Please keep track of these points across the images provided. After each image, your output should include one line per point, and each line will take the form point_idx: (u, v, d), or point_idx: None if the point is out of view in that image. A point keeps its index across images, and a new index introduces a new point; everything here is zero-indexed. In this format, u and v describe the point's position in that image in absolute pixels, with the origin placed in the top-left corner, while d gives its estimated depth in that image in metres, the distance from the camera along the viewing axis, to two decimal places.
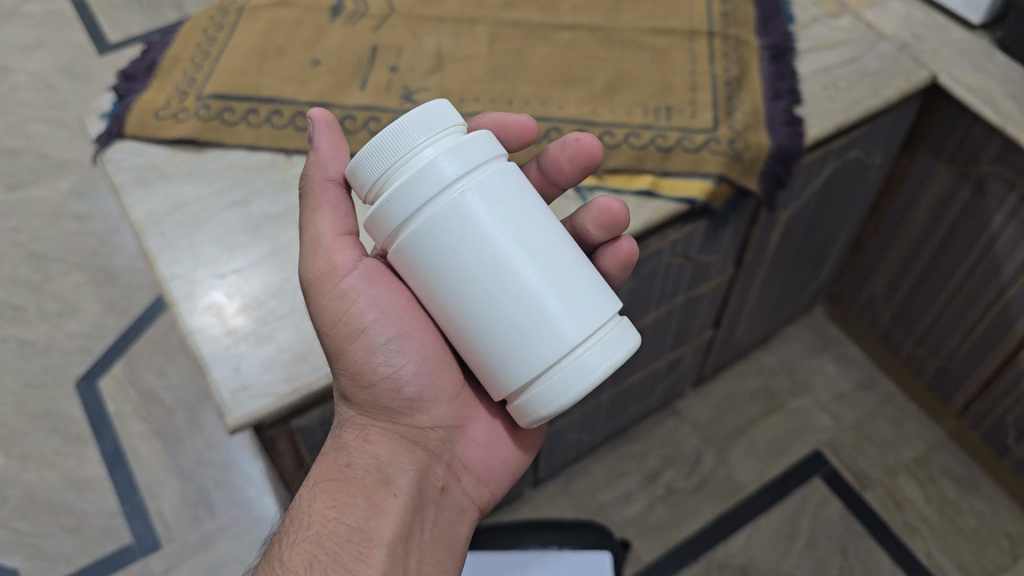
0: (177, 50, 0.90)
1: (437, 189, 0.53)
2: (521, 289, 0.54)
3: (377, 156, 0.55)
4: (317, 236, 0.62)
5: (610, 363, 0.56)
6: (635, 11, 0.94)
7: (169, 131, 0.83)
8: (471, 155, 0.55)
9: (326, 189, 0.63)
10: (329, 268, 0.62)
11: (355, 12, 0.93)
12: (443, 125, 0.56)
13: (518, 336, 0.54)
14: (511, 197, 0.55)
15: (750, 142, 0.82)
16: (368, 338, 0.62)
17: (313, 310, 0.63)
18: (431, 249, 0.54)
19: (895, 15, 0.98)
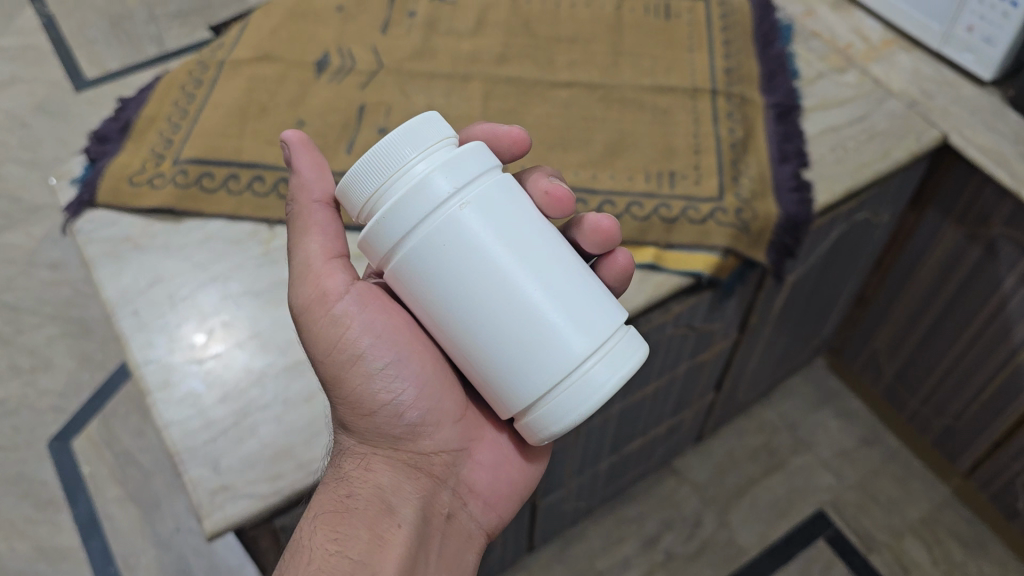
0: (153, 108, 0.86)
1: (432, 206, 0.50)
2: (527, 306, 0.50)
3: (365, 176, 0.51)
4: (307, 261, 0.59)
5: (621, 376, 0.52)
6: (634, 66, 0.89)
7: (144, 200, 0.78)
8: (464, 167, 0.51)
9: (312, 211, 0.59)
10: (319, 293, 0.59)
11: (341, 67, 0.88)
12: (433, 137, 0.52)
13: (523, 356, 0.51)
14: (508, 212, 0.51)
15: (758, 211, 0.79)
16: (364, 365, 0.59)
17: (307, 337, 0.60)
18: (427, 270, 0.51)
19: (903, 70, 0.94)
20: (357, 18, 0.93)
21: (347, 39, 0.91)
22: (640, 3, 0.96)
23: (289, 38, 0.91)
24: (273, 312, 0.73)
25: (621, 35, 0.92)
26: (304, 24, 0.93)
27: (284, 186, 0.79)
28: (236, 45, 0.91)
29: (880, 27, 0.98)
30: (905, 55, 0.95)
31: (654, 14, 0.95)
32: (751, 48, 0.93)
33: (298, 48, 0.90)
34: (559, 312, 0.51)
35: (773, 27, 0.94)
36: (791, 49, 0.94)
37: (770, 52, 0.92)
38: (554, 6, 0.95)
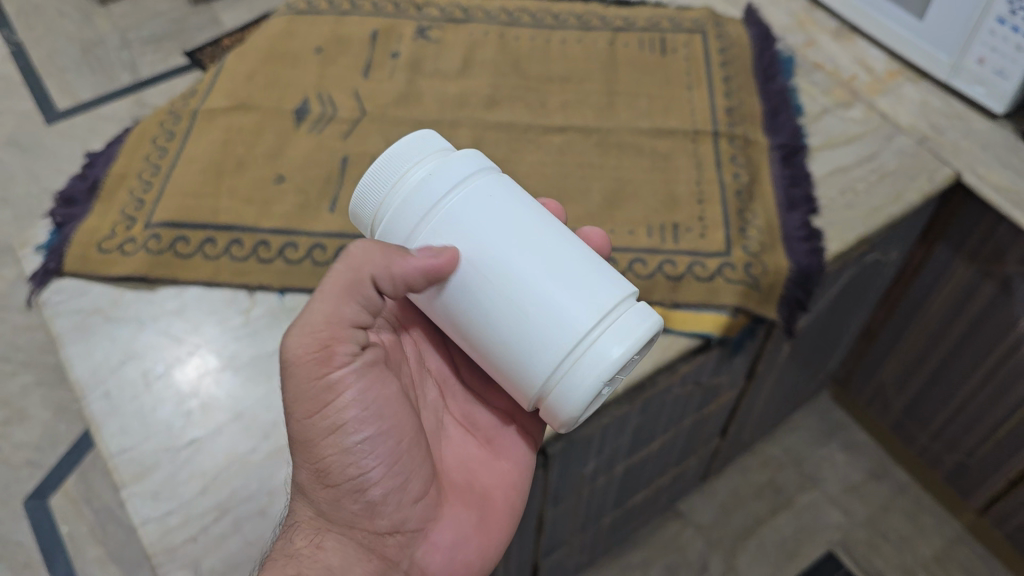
0: (123, 165, 0.81)
1: (426, 205, 0.52)
2: (527, 289, 0.49)
3: (365, 191, 0.54)
4: (314, 313, 0.53)
5: (632, 344, 0.49)
6: (630, 107, 0.85)
7: (114, 268, 0.73)
8: (457, 170, 0.52)
9: (360, 279, 0.52)
10: (319, 352, 0.53)
11: (321, 115, 0.83)
12: (429, 151, 0.54)
13: (527, 337, 0.50)
14: (498, 204, 0.52)
15: (768, 264, 0.74)
16: (341, 434, 0.54)
17: (287, 390, 0.54)
18: (431, 266, 0.52)
19: (910, 102, 0.90)
20: (337, 60, 0.88)
21: (327, 84, 0.86)
22: (634, 36, 0.91)
23: (265, 84, 0.86)
24: (256, 390, 0.68)
25: (616, 72, 0.88)
26: (281, 68, 0.88)
27: (264, 249, 0.74)
28: (210, 93, 0.86)
29: (884, 56, 0.94)
30: (912, 87, 0.91)
31: (649, 48, 0.90)
32: (752, 84, 0.88)
33: (275, 95, 0.85)
34: (560, 292, 0.49)
35: (774, 60, 0.91)
36: (793, 84, 0.90)
37: (772, 87, 0.89)
38: (545, 43, 0.90)
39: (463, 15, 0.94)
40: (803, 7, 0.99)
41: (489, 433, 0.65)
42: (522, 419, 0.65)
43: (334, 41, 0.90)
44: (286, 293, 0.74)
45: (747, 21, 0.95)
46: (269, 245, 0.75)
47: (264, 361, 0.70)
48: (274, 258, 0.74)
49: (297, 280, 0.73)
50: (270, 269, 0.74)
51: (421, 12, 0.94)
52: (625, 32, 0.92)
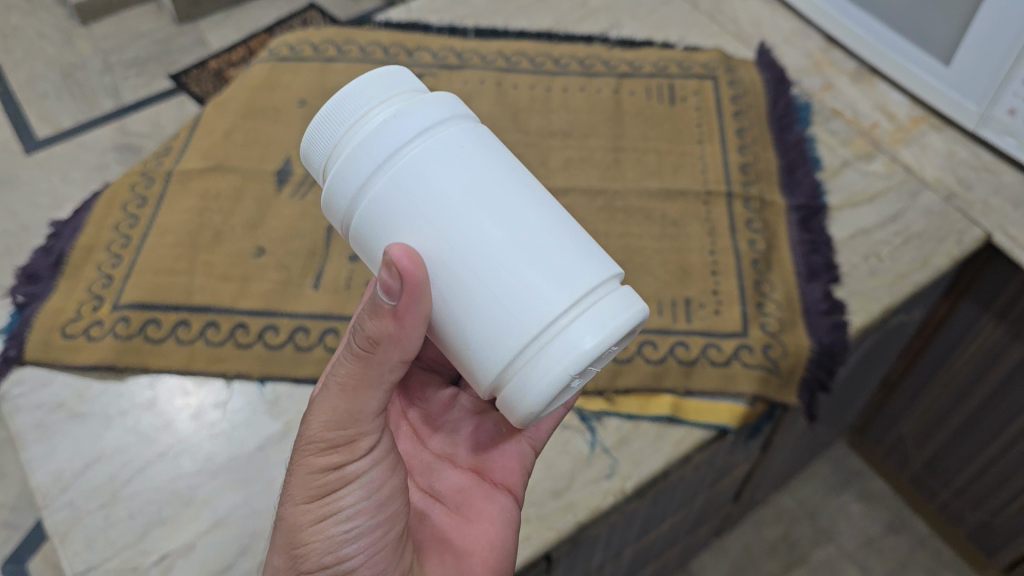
0: (90, 236, 0.75)
1: (378, 152, 0.44)
2: (487, 259, 0.43)
3: (314, 132, 0.46)
4: (332, 398, 0.48)
5: (609, 332, 0.43)
6: (637, 164, 0.79)
7: (79, 357, 0.68)
8: (422, 113, 0.45)
9: (383, 377, 0.47)
10: (333, 442, 0.48)
11: (304, 177, 0.78)
12: (393, 89, 0.47)
13: (485, 311, 0.43)
14: (446, 163, 0.44)
15: (788, 345, 0.69)
16: (334, 522, 0.48)
17: (296, 471, 0.49)
18: (378, 221, 0.45)
19: (936, 153, 0.84)
20: None
21: None
22: (640, 83, 0.85)
23: (244, 142, 0.80)
24: (233, 496, 0.63)
25: (621, 124, 0.82)
26: (261, 123, 0.81)
27: (242, 332, 0.69)
28: (185, 152, 0.80)
29: (906, 101, 0.88)
30: (937, 135, 0.85)
31: (657, 97, 0.84)
32: (767, 136, 0.82)
33: (255, 155, 0.79)
34: (525, 266, 0.43)
35: (790, 109, 0.85)
36: (810, 133, 0.84)
37: (788, 138, 0.83)
38: (545, 91, 0.84)
39: (458, 60, 0.87)
40: (819, 47, 0.93)
41: (459, 499, 0.58)
42: (495, 477, 0.59)
43: (318, 91, 0.84)
44: (266, 382, 0.68)
45: (761, 63, 0.89)
46: (248, 328, 0.69)
47: (243, 461, 0.65)
48: (252, 342, 0.68)
49: (279, 368, 0.68)
50: (249, 354, 0.68)
51: (411, 56, 0.87)
52: (631, 79, 0.86)
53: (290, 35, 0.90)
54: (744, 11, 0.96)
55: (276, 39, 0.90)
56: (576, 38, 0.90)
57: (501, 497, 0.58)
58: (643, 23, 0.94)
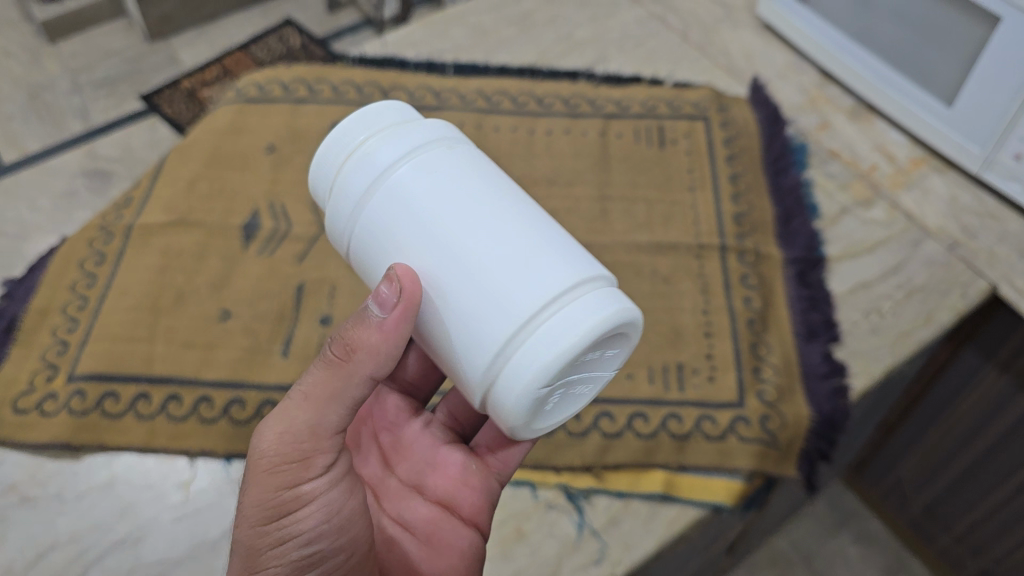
0: (45, 297, 0.70)
1: (369, 178, 0.45)
2: (472, 267, 0.42)
3: (314, 173, 0.47)
4: (291, 411, 0.45)
5: (585, 329, 0.40)
6: (625, 214, 0.74)
7: (32, 433, 0.63)
8: (409, 139, 0.46)
9: (351, 391, 0.46)
10: (293, 458, 0.45)
11: (272, 232, 0.73)
12: (389, 117, 0.47)
13: (462, 319, 0.42)
14: (429, 187, 0.44)
15: (787, 415, 0.65)
16: (295, 542, 0.45)
17: (247, 488, 0.46)
18: (376, 246, 0.45)
19: (938, 198, 0.80)
20: (291, 159, 0.78)
21: (280, 191, 0.76)
22: (628, 124, 0.81)
23: (209, 194, 0.76)
24: None
25: (608, 169, 0.77)
26: (227, 171, 0.77)
27: (205, 406, 0.64)
28: (146, 204, 0.75)
29: (906, 141, 0.84)
30: (939, 178, 0.81)
31: (645, 139, 0.80)
32: (761, 181, 0.78)
33: (220, 208, 0.75)
34: (506, 269, 0.42)
35: (785, 150, 0.81)
36: (807, 177, 0.80)
37: (784, 182, 0.79)
38: (527, 134, 0.80)
39: (435, 100, 0.82)
40: (814, 82, 0.89)
41: (426, 530, 0.53)
42: (463, 511, 0.55)
43: (288, 136, 0.80)
44: (232, 461, 0.63)
45: (754, 100, 0.85)
46: (211, 402, 0.64)
47: (208, 550, 0.60)
48: (217, 417, 0.64)
49: (244, 445, 0.63)
50: (213, 430, 0.63)
51: (386, 96, 0.83)
52: (618, 119, 0.81)
53: (259, 73, 0.85)
54: (735, 43, 0.92)
55: (243, 78, 0.86)
56: (560, 73, 0.86)
57: (468, 534, 0.54)
58: (630, 57, 0.90)
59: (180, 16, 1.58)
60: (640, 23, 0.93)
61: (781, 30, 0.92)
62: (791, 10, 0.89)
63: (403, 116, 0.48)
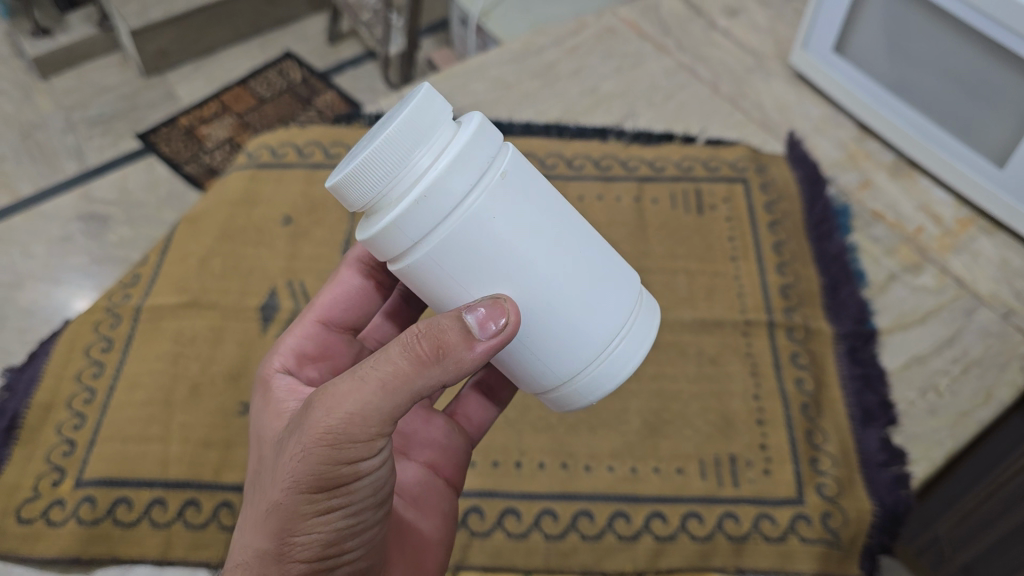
0: (50, 389, 0.65)
1: (446, 212, 0.36)
2: (563, 300, 0.39)
3: (361, 178, 0.36)
4: (368, 390, 0.37)
5: (642, 347, 0.43)
6: (666, 286, 0.72)
7: (38, 547, 0.58)
8: (479, 158, 0.36)
9: (429, 391, 0.38)
10: (358, 440, 0.38)
11: (293, 312, 0.69)
12: (439, 116, 0.36)
13: (546, 348, 0.41)
14: (512, 220, 0.37)
15: (849, 512, 0.60)
16: (339, 516, 0.40)
17: (295, 451, 0.38)
18: (443, 274, 0.38)
19: (988, 262, 0.75)
20: (310, 231, 0.74)
21: (298, 267, 0.72)
22: (663, 188, 0.78)
23: (223, 271, 0.71)
24: None
25: (645, 239, 0.74)
26: (242, 247, 0.73)
27: (227, 513, 0.59)
28: (155, 283, 0.71)
29: (952, 200, 0.80)
30: (988, 240, 0.77)
31: (682, 205, 0.77)
32: (805, 249, 0.75)
33: (236, 287, 0.70)
34: (597, 299, 0.40)
35: (828, 213, 0.77)
36: (851, 242, 0.77)
37: (828, 248, 0.75)
38: None
39: None
40: (852, 136, 0.86)
41: (414, 492, 0.50)
42: (446, 474, 0.53)
43: (305, 206, 0.76)
44: None
45: (792, 157, 0.82)
46: (233, 507, 0.59)
47: None
48: None
49: None
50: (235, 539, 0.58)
51: None
52: (652, 182, 0.79)
53: (271, 135, 0.82)
54: (768, 94, 0.89)
55: (256, 140, 0.82)
56: (588, 131, 0.83)
57: (451, 497, 0.52)
58: (660, 112, 0.87)
59: (178, 51, 1.48)
60: (668, 75, 0.91)
61: (816, 82, 0.88)
62: (828, 61, 0.85)
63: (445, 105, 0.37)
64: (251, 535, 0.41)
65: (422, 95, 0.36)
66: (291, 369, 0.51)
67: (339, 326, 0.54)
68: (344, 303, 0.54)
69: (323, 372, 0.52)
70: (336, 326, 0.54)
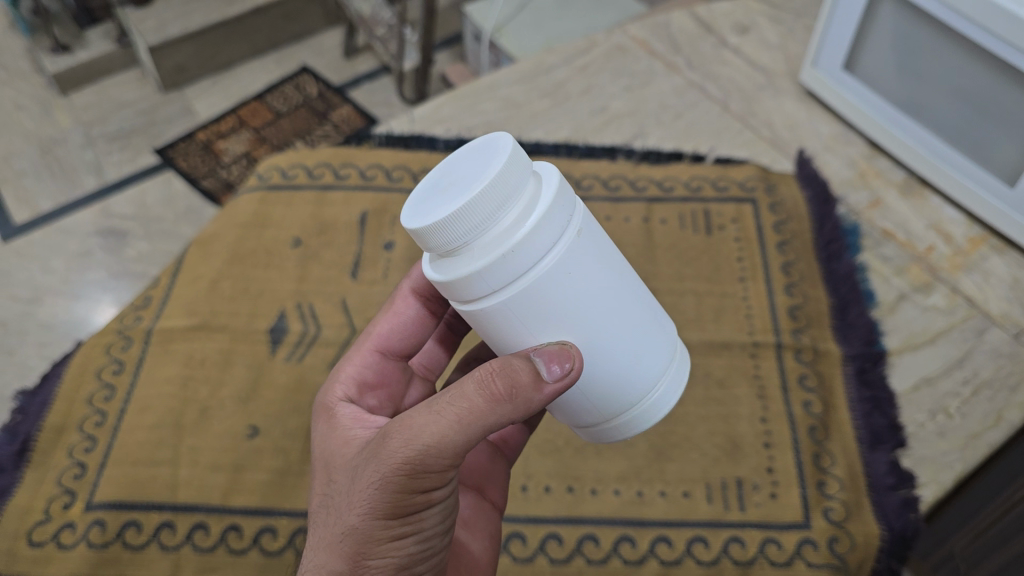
0: (61, 412, 0.66)
1: (525, 272, 0.36)
2: (620, 342, 0.40)
3: (450, 228, 0.35)
4: (445, 427, 0.38)
5: (678, 391, 0.44)
6: (673, 308, 0.72)
7: (47, 569, 0.58)
8: (562, 216, 0.37)
9: (499, 428, 0.39)
10: (433, 471, 0.38)
11: (301, 335, 0.70)
12: (525, 172, 0.37)
13: (595, 390, 0.41)
14: (583, 277, 0.37)
15: (856, 536, 0.60)
16: (412, 541, 0.40)
17: (373, 479, 0.39)
18: (511, 320, 0.38)
19: (1000, 281, 0.75)
20: (319, 253, 0.75)
21: (308, 290, 0.72)
22: (671, 208, 0.79)
23: (233, 293, 0.72)
24: None
25: (654, 260, 0.75)
26: (252, 269, 0.74)
27: (234, 536, 0.59)
28: (166, 305, 0.72)
29: (963, 218, 0.79)
30: (1000, 259, 0.76)
31: (691, 226, 0.77)
32: (814, 269, 0.75)
33: (246, 309, 0.71)
34: (646, 348, 0.41)
35: (839, 232, 0.77)
36: (861, 262, 0.77)
37: (837, 268, 0.75)
38: None
39: None
40: (863, 154, 0.85)
41: (464, 514, 0.51)
42: (491, 495, 0.53)
43: (315, 228, 0.77)
44: None
45: (802, 176, 0.82)
46: (241, 530, 0.60)
47: None
48: (247, 548, 0.59)
49: None
50: (242, 564, 0.58)
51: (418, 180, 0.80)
52: (661, 203, 0.79)
53: (282, 157, 0.83)
54: (779, 113, 0.89)
55: (267, 161, 0.83)
56: (597, 151, 0.84)
57: (496, 518, 0.52)
58: (669, 130, 0.88)
59: (196, 66, 1.50)
60: (677, 93, 0.91)
61: (826, 99, 0.88)
62: (838, 78, 0.85)
63: (525, 158, 0.37)
64: (321, 558, 0.41)
65: (510, 151, 0.36)
66: (353, 398, 0.50)
67: (395, 354, 0.53)
68: (400, 331, 0.53)
69: (381, 401, 0.52)
70: (393, 355, 0.53)
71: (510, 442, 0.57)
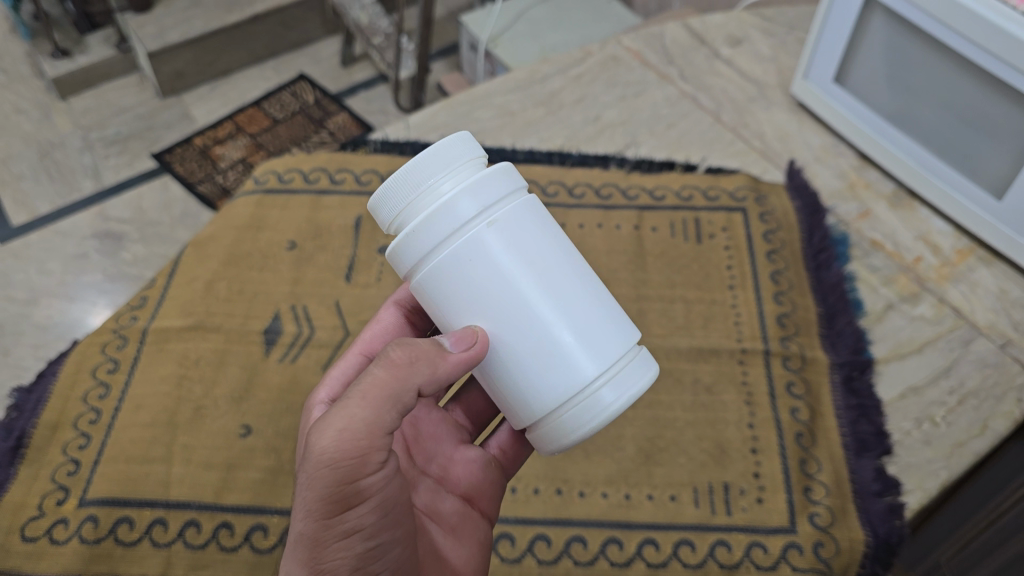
0: (56, 409, 0.67)
1: (455, 228, 0.41)
2: (549, 320, 0.42)
3: (392, 198, 0.42)
4: (351, 409, 0.41)
5: (634, 395, 0.44)
6: (663, 315, 0.73)
7: (39, 565, 0.59)
8: (493, 194, 0.42)
9: (407, 398, 0.42)
10: (352, 454, 0.40)
11: (295, 337, 0.70)
12: (468, 157, 0.43)
13: (532, 370, 0.43)
14: (510, 247, 0.42)
15: (841, 541, 0.60)
16: (358, 538, 0.41)
17: (303, 481, 0.41)
18: (448, 286, 0.42)
19: (986, 293, 0.76)
20: (314, 256, 0.76)
21: (302, 292, 0.73)
22: (662, 217, 0.80)
23: (229, 294, 0.73)
24: None
25: (644, 267, 0.76)
26: (247, 271, 0.74)
27: (226, 533, 0.60)
28: (162, 306, 0.73)
29: (951, 230, 0.80)
30: (987, 270, 0.77)
31: (681, 234, 0.78)
32: (802, 278, 0.76)
33: (241, 311, 0.72)
34: (583, 332, 0.43)
35: (827, 242, 0.78)
36: (849, 271, 0.77)
37: (826, 277, 0.76)
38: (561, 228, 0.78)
39: None
40: (852, 165, 0.86)
41: (451, 521, 0.51)
42: (482, 505, 0.54)
43: (310, 231, 0.77)
44: None
45: (793, 186, 0.83)
46: (233, 528, 0.60)
47: None
48: (238, 545, 0.60)
49: None
50: (233, 562, 0.59)
51: None
52: (653, 211, 0.80)
53: (278, 161, 0.84)
54: (769, 124, 0.90)
55: (263, 165, 0.84)
56: (590, 159, 0.85)
57: (485, 528, 0.53)
58: (661, 139, 0.89)
59: (195, 72, 1.51)
60: (670, 104, 0.92)
61: (817, 111, 0.89)
62: (828, 91, 0.86)
63: (474, 150, 0.44)
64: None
65: (453, 139, 0.43)
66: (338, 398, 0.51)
67: None
68: (386, 337, 0.56)
69: None
70: None
71: (508, 455, 0.57)
